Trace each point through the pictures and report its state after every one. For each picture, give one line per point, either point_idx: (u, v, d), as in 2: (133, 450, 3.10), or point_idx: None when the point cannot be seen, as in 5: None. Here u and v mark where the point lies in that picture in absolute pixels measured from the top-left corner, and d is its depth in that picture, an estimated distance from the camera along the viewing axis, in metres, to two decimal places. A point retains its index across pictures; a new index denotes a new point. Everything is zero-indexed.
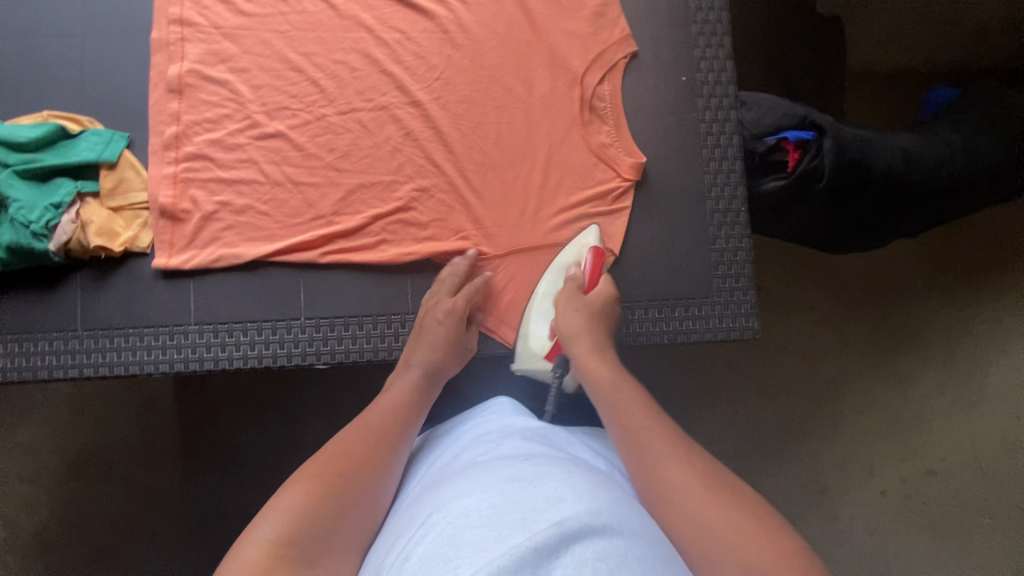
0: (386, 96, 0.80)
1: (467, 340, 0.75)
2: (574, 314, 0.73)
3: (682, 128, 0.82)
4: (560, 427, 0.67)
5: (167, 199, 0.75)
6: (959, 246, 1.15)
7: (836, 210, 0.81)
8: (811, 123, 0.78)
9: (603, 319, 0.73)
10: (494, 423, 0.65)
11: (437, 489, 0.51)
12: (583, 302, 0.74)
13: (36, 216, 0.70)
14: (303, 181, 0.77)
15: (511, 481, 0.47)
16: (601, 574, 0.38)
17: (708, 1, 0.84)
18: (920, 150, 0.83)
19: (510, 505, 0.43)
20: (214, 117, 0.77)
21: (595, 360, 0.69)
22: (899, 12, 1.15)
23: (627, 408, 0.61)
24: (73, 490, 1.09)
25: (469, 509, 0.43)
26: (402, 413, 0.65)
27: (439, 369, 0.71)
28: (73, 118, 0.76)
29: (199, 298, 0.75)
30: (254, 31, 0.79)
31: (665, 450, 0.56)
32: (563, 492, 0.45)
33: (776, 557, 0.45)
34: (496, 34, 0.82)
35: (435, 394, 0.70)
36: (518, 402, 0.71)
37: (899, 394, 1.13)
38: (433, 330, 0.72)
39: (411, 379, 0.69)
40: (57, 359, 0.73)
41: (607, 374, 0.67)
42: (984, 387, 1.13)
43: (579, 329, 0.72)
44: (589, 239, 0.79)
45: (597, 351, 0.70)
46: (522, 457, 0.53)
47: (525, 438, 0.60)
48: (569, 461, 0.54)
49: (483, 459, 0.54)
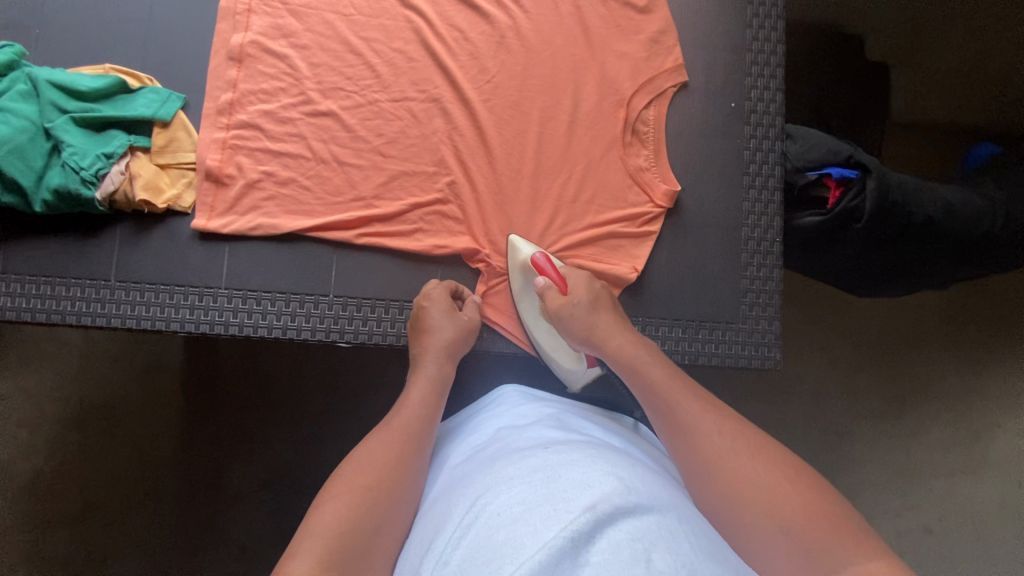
0: (438, 89, 0.81)
1: (463, 316, 0.74)
2: (577, 319, 0.70)
3: (727, 154, 0.83)
4: (569, 407, 0.67)
5: (214, 163, 0.76)
6: (980, 306, 1.15)
7: (873, 252, 0.81)
8: (856, 162, 0.78)
9: (604, 309, 0.71)
10: (505, 414, 0.65)
11: (464, 488, 0.52)
12: (572, 305, 0.71)
13: (87, 163, 0.72)
14: (348, 162, 0.78)
15: (536, 474, 0.48)
16: (638, 552, 0.39)
17: (766, 32, 0.85)
18: (962, 201, 0.83)
19: (540, 498, 0.44)
20: (270, 89, 0.79)
21: (621, 344, 0.66)
22: (941, 69, 1.17)
23: (655, 381, 0.60)
24: (72, 440, 1.09)
25: (500, 510, 0.44)
26: (421, 412, 0.63)
27: (451, 351, 0.71)
28: (133, 73, 0.78)
29: (233, 263, 0.76)
30: (319, 12, 0.81)
31: (701, 420, 0.55)
32: (590, 475, 0.46)
33: (806, 508, 0.47)
34: (553, 41, 0.83)
35: (452, 374, 0.70)
36: (524, 390, 0.72)
37: (905, 449, 1.12)
38: (429, 318, 0.72)
39: (427, 372, 0.68)
40: (88, 307, 0.74)
41: (631, 351, 0.64)
42: (992, 450, 1.12)
43: (598, 324, 0.68)
44: (526, 248, 0.77)
45: (619, 338, 0.66)
46: (542, 445, 0.54)
47: (541, 424, 0.60)
48: (590, 444, 0.55)
49: (502, 455, 0.54)
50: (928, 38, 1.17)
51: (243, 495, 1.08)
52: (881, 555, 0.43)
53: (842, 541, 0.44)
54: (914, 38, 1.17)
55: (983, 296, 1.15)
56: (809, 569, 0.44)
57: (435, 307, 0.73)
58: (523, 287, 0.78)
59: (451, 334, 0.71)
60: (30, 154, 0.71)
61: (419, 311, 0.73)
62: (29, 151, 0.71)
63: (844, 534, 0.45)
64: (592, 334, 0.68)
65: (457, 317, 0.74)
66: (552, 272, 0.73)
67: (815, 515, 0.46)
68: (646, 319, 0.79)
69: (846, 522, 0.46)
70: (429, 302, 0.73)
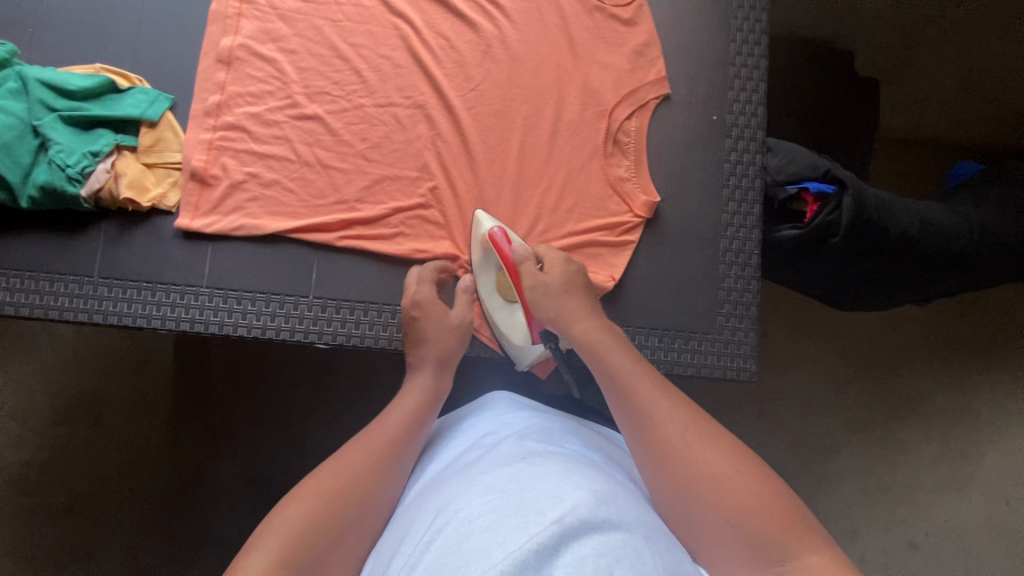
0: (423, 96, 0.82)
1: (452, 323, 0.73)
2: (551, 299, 0.70)
3: (707, 166, 0.84)
4: (554, 424, 0.65)
5: (199, 163, 0.77)
6: (968, 321, 1.15)
7: (850, 266, 0.81)
8: (833, 177, 0.78)
9: (578, 291, 0.71)
10: (494, 421, 0.65)
11: (440, 491, 0.52)
12: (545, 283, 0.71)
13: (74, 160, 0.73)
14: (332, 165, 0.79)
15: (511, 483, 0.48)
16: (600, 569, 0.40)
17: (750, 47, 0.86)
18: (938, 218, 0.84)
19: (512, 507, 0.44)
20: (257, 92, 0.80)
21: (584, 329, 0.66)
22: (932, 87, 1.18)
23: (616, 366, 0.61)
24: (60, 434, 1.10)
25: (472, 517, 0.45)
26: (409, 419, 0.63)
27: (448, 358, 0.71)
28: (123, 73, 0.79)
29: (215, 263, 0.77)
30: (309, 17, 0.82)
31: (660, 409, 0.55)
32: (563, 488, 0.46)
33: (754, 498, 0.48)
34: (539, 51, 0.84)
35: (449, 386, 0.69)
36: (518, 398, 0.72)
37: (890, 462, 1.12)
38: (422, 329, 0.71)
39: (422, 380, 0.68)
40: (70, 302, 0.75)
41: (596, 334, 0.65)
42: (978, 467, 1.12)
43: (568, 307, 0.69)
44: (488, 223, 0.78)
45: (583, 321, 0.67)
46: (519, 455, 0.54)
47: (523, 432, 0.61)
48: (569, 457, 0.55)
49: (478, 462, 0.55)
50: (919, 55, 1.18)
51: (228, 493, 1.08)
52: (820, 550, 0.46)
53: (787, 535, 0.46)
54: (906, 54, 1.18)
55: (969, 312, 1.15)
56: (757, 562, 0.46)
57: (425, 316, 0.72)
58: (482, 261, 0.78)
59: (446, 342, 0.71)
60: (18, 151, 0.72)
61: (410, 321, 0.73)
62: (16, 148, 0.72)
63: (787, 526, 0.47)
64: (560, 316, 0.69)
65: (448, 322, 0.73)
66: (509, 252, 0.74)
67: (762, 506, 0.48)
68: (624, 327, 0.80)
69: (793, 514, 0.48)
70: (417, 311, 0.73)
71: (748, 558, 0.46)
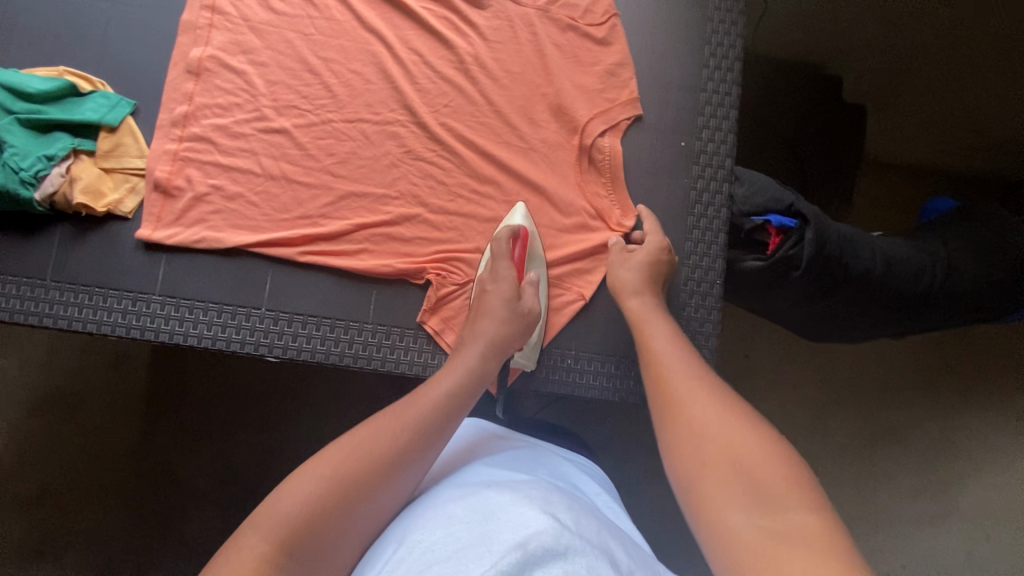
0: (392, 113, 0.82)
1: (521, 306, 0.74)
2: (631, 271, 0.76)
3: (674, 191, 0.84)
4: (530, 451, 0.69)
5: (163, 174, 0.77)
6: (951, 353, 1.15)
7: (814, 299, 0.82)
8: (795, 211, 0.78)
9: (656, 268, 0.76)
10: (472, 450, 0.68)
11: (407, 520, 0.52)
12: (627, 258, 0.77)
13: (28, 164, 0.73)
14: (298, 180, 0.79)
15: (476, 514, 0.48)
16: None
17: (722, 73, 0.86)
18: (903, 256, 0.85)
19: (476, 538, 0.45)
20: (225, 103, 0.80)
21: (637, 304, 0.74)
22: (922, 115, 1.17)
23: (656, 339, 0.68)
24: (32, 429, 1.10)
25: (432, 546, 0.45)
26: (446, 401, 0.61)
27: (505, 341, 0.70)
28: (85, 77, 0.79)
29: (169, 272, 0.77)
30: (280, 30, 0.82)
31: (685, 375, 0.61)
32: (528, 515, 0.46)
33: (759, 449, 0.50)
34: (511, 70, 0.84)
35: (495, 370, 0.69)
36: (483, 423, 0.75)
37: (869, 492, 1.12)
38: (487, 303, 0.73)
39: (471, 361, 0.67)
40: (22, 305, 0.75)
41: (644, 309, 0.73)
42: (957, 500, 1.11)
43: (636, 278, 0.75)
44: (517, 220, 0.79)
45: (640, 296, 0.74)
46: (487, 484, 0.55)
47: (499, 465, 0.62)
48: (541, 487, 0.56)
49: (445, 490, 0.56)
50: (911, 84, 1.17)
51: (198, 497, 1.08)
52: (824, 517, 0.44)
53: (789, 494, 0.46)
54: (896, 82, 1.17)
55: (953, 342, 1.15)
56: (752, 503, 0.46)
57: (495, 292, 0.73)
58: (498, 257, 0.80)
59: (507, 323, 0.71)
60: None
61: (481, 292, 0.74)
62: None
63: (793, 486, 0.47)
64: (619, 287, 0.76)
65: (516, 304, 0.73)
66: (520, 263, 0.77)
67: (763, 456, 0.49)
68: (581, 352, 0.80)
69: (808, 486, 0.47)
70: (490, 284, 0.74)
71: (743, 496, 0.47)
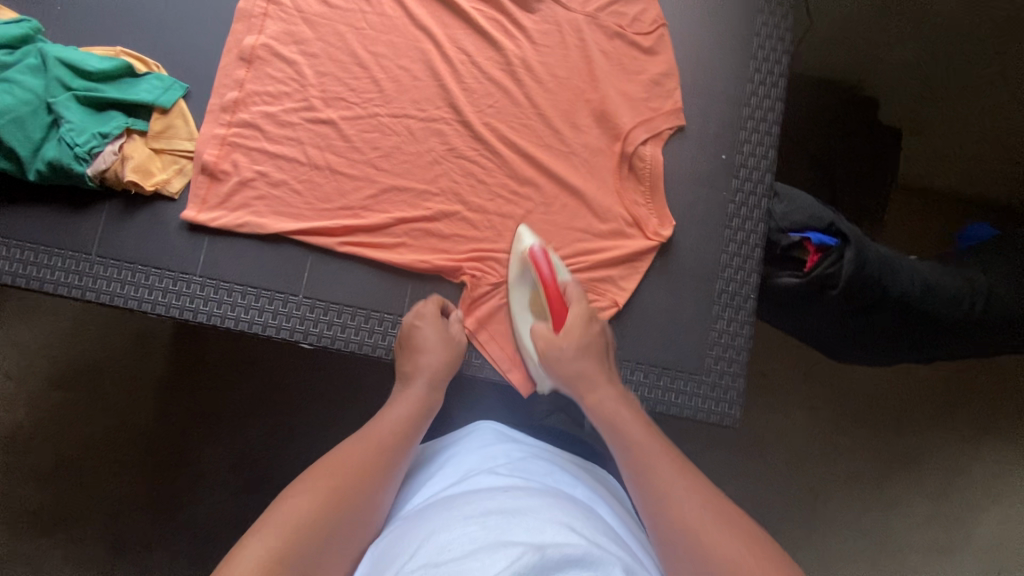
0: (438, 110, 0.83)
1: (453, 337, 0.75)
2: (573, 363, 0.71)
3: (712, 203, 0.84)
4: (541, 458, 0.66)
5: (211, 157, 0.79)
6: (972, 383, 1.13)
7: (847, 320, 0.82)
8: (836, 230, 0.79)
9: (596, 351, 0.73)
10: (478, 453, 0.66)
11: (417, 521, 0.52)
12: (560, 349, 0.72)
13: (83, 140, 0.75)
14: (341, 171, 0.80)
15: (492, 516, 0.48)
16: None
17: (766, 88, 0.86)
18: (942, 281, 0.84)
19: (491, 537, 0.45)
20: (275, 92, 0.81)
21: (612, 403, 0.68)
22: (958, 143, 1.16)
23: (633, 436, 0.63)
24: (53, 400, 1.11)
25: (449, 545, 0.45)
26: (404, 427, 0.64)
27: (441, 372, 0.72)
28: (142, 59, 0.81)
29: (210, 254, 0.78)
30: (332, 23, 0.83)
31: (676, 484, 0.57)
32: (542, 525, 0.46)
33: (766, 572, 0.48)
34: (557, 74, 0.84)
35: (439, 402, 0.70)
36: (501, 428, 0.72)
37: (880, 518, 1.11)
38: (422, 338, 0.73)
39: (417, 390, 0.69)
40: (66, 277, 0.77)
41: (612, 403, 0.68)
42: (970, 533, 1.10)
43: (584, 369, 0.71)
44: (529, 239, 0.78)
45: (599, 389, 0.70)
46: (503, 489, 0.55)
47: (509, 468, 0.61)
48: (550, 492, 0.56)
49: (460, 495, 0.55)
50: (949, 110, 1.16)
51: (209, 477, 1.09)
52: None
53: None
54: (935, 107, 1.16)
55: (977, 375, 1.13)
56: None
57: (427, 327, 0.74)
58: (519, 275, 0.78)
59: (444, 353, 0.73)
60: (30, 126, 0.74)
61: (409, 330, 0.74)
62: (29, 123, 0.74)
63: None
64: (574, 380, 0.71)
65: (448, 335, 0.75)
66: (551, 282, 0.73)
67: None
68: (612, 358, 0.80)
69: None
70: (419, 322, 0.75)
71: None
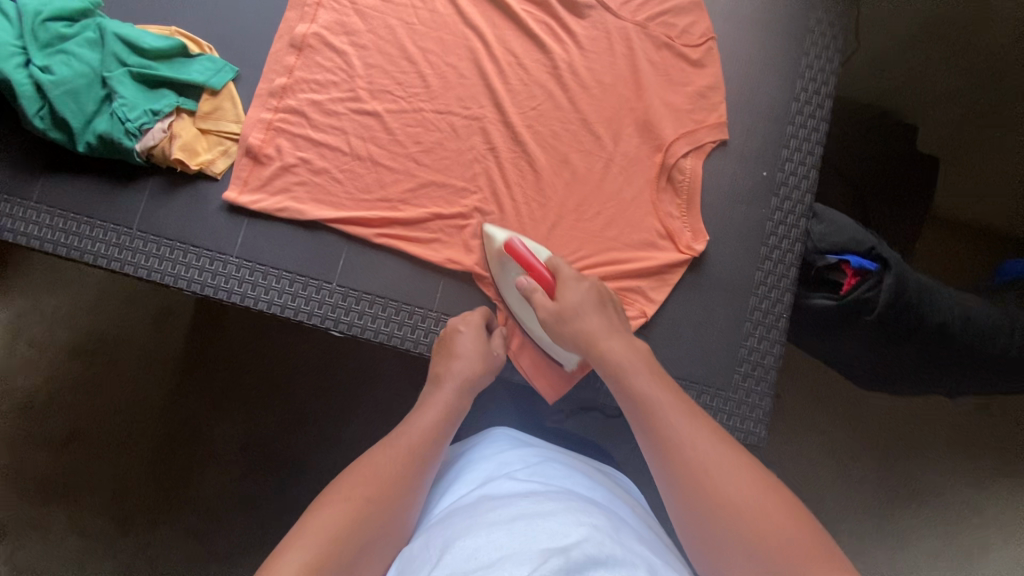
0: (482, 109, 0.83)
1: (491, 351, 0.73)
2: (586, 321, 0.66)
3: (750, 220, 0.83)
4: (558, 461, 0.64)
5: (256, 141, 0.80)
6: (992, 421, 1.11)
7: (881, 346, 0.82)
8: (877, 255, 0.78)
9: (602, 303, 0.69)
10: (493, 460, 0.64)
11: (441, 528, 0.51)
12: (563, 312, 0.68)
13: (134, 116, 0.76)
14: (382, 163, 0.81)
15: (516, 521, 0.46)
16: None
17: (811, 108, 0.85)
18: (984, 314, 0.83)
19: (517, 545, 0.43)
20: (323, 81, 0.82)
21: (624, 348, 0.63)
22: (996, 175, 1.14)
23: (640, 386, 0.58)
24: (73, 369, 1.13)
25: (475, 555, 0.43)
26: (437, 432, 0.63)
27: (472, 382, 0.69)
28: (195, 40, 0.82)
29: (249, 237, 0.79)
30: (384, 16, 0.84)
31: (686, 431, 0.53)
32: (566, 524, 0.45)
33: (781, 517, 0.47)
34: (602, 81, 0.84)
35: (466, 409, 0.68)
36: (516, 434, 0.70)
37: (889, 551, 1.08)
38: (459, 345, 0.72)
39: (444, 398, 0.67)
40: (107, 250, 0.78)
41: (621, 351, 0.62)
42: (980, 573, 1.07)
43: (591, 326, 0.66)
44: (498, 236, 0.77)
45: (610, 338, 0.64)
46: (523, 495, 0.53)
47: (527, 474, 0.59)
48: (570, 496, 0.54)
49: (480, 504, 0.53)
50: (989, 141, 1.14)
51: (218, 457, 1.10)
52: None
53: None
54: (975, 137, 1.14)
55: (996, 414, 1.11)
56: None
57: (466, 333, 0.73)
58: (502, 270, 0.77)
59: (476, 364, 0.70)
60: (84, 99, 0.76)
61: (452, 334, 0.73)
62: (83, 95, 0.75)
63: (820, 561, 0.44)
64: (581, 334, 0.66)
65: (485, 348, 0.73)
66: (538, 265, 0.71)
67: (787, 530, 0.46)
68: None
69: (816, 537, 0.46)
70: (463, 327, 0.74)
71: None
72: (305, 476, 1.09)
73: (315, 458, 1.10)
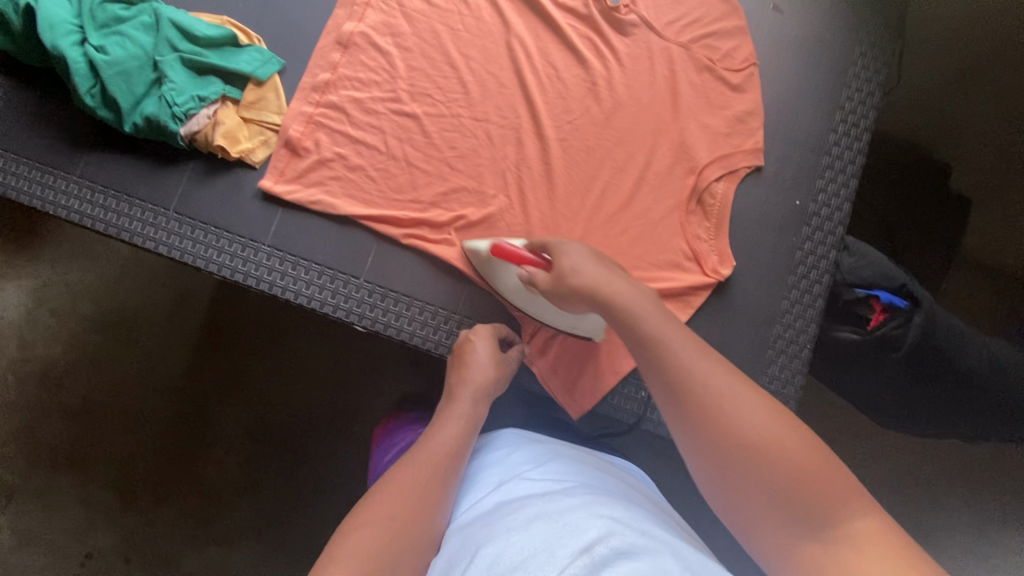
0: (518, 119, 0.84)
1: (507, 361, 0.74)
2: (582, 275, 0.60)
3: (780, 247, 0.82)
4: (569, 458, 0.64)
5: (296, 134, 0.81)
6: (1013, 469, 1.08)
7: (909, 387, 0.82)
8: (907, 292, 0.80)
9: (599, 260, 0.63)
10: (505, 462, 0.63)
11: (461, 538, 0.51)
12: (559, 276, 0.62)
13: (182, 100, 0.78)
14: (417, 164, 0.82)
15: (534, 521, 0.46)
16: None
17: (849, 140, 0.85)
18: (1015, 362, 0.83)
19: (541, 542, 0.43)
20: (365, 80, 0.83)
21: (627, 293, 0.57)
22: None
23: (651, 326, 0.53)
24: (92, 342, 1.15)
25: (500, 558, 0.43)
26: (456, 446, 0.62)
27: (488, 389, 0.70)
28: (245, 31, 0.84)
29: (282, 226, 0.80)
30: (430, 21, 0.85)
31: (700, 366, 0.49)
32: (581, 518, 0.45)
33: (799, 448, 0.45)
34: (640, 99, 0.85)
35: (483, 415, 0.68)
36: (524, 435, 0.70)
37: None
38: (475, 353, 0.72)
39: (463, 410, 0.67)
40: (142, 229, 0.80)
41: (628, 295, 0.57)
42: None
43: (593, 274, 0.60)
44: (481, 245, 0.75)
45: (612, 283, 0.59)
46: (540, 494, 0.53)
47: (541, 472, 0.59)
48: (585, 490, 0.54)
49: (499, 508, 0.54)
50: None
51: (225, 438, 1.11)
52: (870, 513, 0.43)
53: (840, 500, 0.43)
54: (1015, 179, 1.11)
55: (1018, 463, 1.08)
56: (799, 525, 0.43)
57: (481, 343, 0.73)
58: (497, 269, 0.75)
59: (494, 374, 0.71)
60: (135, 80, 0.77)
61: (465, 342, 0.73)
62: (134, 77, 0.77)
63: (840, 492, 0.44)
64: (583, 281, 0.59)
65: (502, 359, 0.73)
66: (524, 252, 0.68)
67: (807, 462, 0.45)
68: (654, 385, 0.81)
69: (829, 454, 0.46)
70: (475, 336, 0.74)
71: (794, 522, 0.44)
72: (310, 465, 1.09)
73: (322, 447, 1.10)
